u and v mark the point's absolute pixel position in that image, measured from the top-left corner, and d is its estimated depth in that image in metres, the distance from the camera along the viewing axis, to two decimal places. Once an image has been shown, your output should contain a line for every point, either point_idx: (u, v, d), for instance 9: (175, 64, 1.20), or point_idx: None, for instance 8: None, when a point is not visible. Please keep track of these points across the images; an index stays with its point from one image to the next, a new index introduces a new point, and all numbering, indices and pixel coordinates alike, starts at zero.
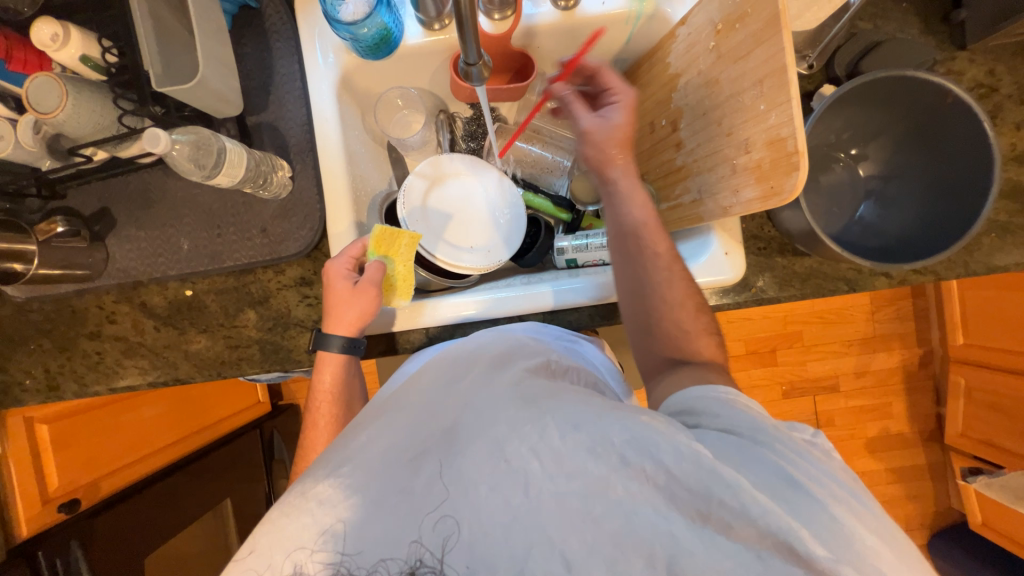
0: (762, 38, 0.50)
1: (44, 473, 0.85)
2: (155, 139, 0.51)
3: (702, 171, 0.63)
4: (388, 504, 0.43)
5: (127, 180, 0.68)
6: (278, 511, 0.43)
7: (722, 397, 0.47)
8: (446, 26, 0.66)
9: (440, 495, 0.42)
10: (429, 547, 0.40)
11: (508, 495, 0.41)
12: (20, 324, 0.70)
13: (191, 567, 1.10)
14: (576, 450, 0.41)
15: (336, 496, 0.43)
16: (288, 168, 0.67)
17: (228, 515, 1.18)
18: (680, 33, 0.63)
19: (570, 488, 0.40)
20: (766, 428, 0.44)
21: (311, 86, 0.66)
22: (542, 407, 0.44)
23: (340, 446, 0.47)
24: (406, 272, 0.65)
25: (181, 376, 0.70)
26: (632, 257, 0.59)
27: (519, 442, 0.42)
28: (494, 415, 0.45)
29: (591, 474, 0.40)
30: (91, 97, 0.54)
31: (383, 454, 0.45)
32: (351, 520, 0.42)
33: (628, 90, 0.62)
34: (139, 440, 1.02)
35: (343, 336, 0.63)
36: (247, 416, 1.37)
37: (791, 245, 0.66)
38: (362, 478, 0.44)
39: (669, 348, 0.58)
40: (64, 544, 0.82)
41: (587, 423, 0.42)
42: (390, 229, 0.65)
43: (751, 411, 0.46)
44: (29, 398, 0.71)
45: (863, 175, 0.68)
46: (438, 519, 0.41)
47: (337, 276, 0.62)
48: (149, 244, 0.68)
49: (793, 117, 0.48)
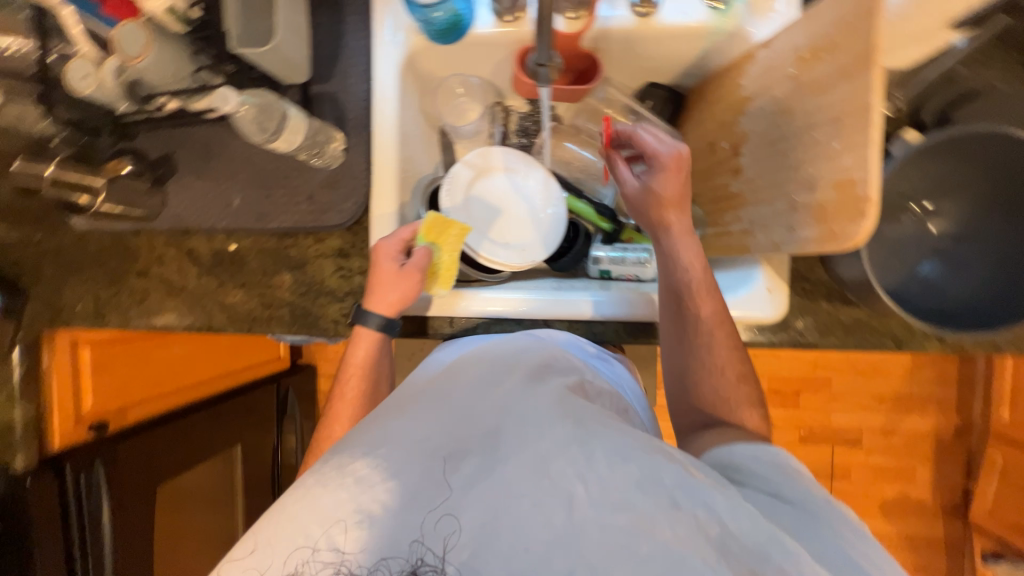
0: (850, 73, 0.47)
1: (82, 393, 0.90)
2: (225, 99, 0.54)
3: (758, 202, 0.61)
4: (422, 499, 0.44)
5: (192, 131, 0.71)
6: (315, 480, 0.45)
7: (767, 457, 0.50)
8: (518, 18, 0.65)
9: (477, 500, 0.43)
10: (429, 546, 0.42)
11: (550, 514, 0.41)
12: (80, 252, 0.75)
13: (198, 504, 1.15)
14: (625, 482, 0.42)
15: (373, 477, 0.45)
16: (342, 140, 0.68)
17: (235, 460, 1.24)
18: (758, 55, 0.60)
19: (615, 519, 0.41)
20: (810, 496, 0.46)
21: (377, 63, 0.66)
22: (591, 433, 0.45)
23: (379, 429, 0.49)
24: (451, 261, 0.67)
25: (214, 325, 0.73)
26: (676, 316, 0.61)
27: (565, 463, 0.43)
28: (538, 430, 0.45)
29: (637, 508, 0.41)
30: (171, 49, 0.56)
31: (419, 446, 0.46)
32: (383, 507, 0.44)
33: (667, 148, 0.60)
34: (167, 376, 1.08)
35: (382, 316, 0.64)
36: (264, 368, 1.43)
37: (840, 292, 0.62)
38: (402, 466, 0.45)
39: (708, 408, 0.60)
40: (89, 462, 0.87)
41: (635, 457, 0.43)
42: (443, 216, 0.67)
43: (796, 477, 0.48)
44: (78, 322, 0.76)
45: (933, 231, 0.64)
46: (438, 518, 0.43)
47: (387, 256, 0.64)
48: (203, 195, 0.71)
49: (870, 160, 0.45)
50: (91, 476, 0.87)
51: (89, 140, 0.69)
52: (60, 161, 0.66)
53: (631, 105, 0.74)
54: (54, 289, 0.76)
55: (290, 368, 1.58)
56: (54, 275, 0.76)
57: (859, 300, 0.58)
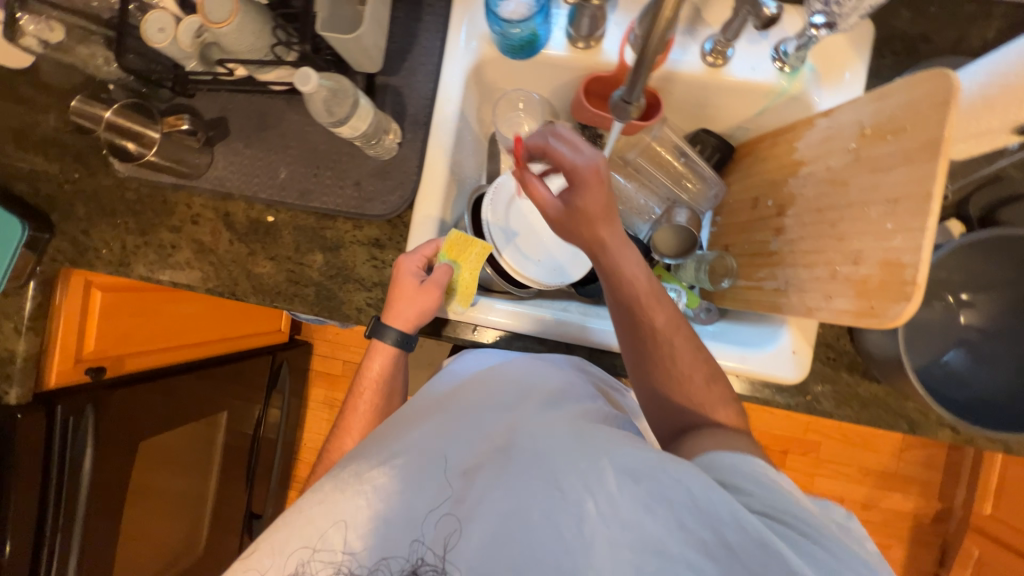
0: (914, 158, 0.48)
1: (85, 335, 0.89)
2: (306, 78, 0.53)
3: (796, 265, 0.61)
4: (429, 505, 0.47)
5: (251, 99, 0.71)
6: (332, 486, 0.49)
7: (762, 468, 0.47)
8: (590, 47, 0.66)
9: (490, 508, 0.45)
10: (429, 547, 0.45)
11: (562, 529, 0.43)
12: (115, 198, 0.75)
13: (173, 466, 1.11)
14: (634, 502, 0.43)
15: (385, 486, 0.48)
16: (398, 133, 0.68)
17: (217, 425, 1.21)
18: (819, 123, 0.61)
19: (626, 537, 0.42)
20: (816, 518, 0.44)
21: (446, 66, 0.67)
22: (604, 455, 0.45)
23: (395, 438, 0.52)
24: (472, 280, 0.66)
25: (237, 293, 0.72)
26: (631, 331, 0.58)
27: (574, 482, 0.44)
28: (551, 450, 0.47)
29: (649, 531, 0.42)
30: (256, 18, 0.57)
31: (430, 458, 0.49)
32: (399, 512, 0.47)
33: (592, 157, 0.53)
34: (169, 332, 1.07)
35: (398, 332, 0.66)
36: (260, 340, 1.42)
37: (862, 366, 0.63)
38: (412, 473, 0.48)
39: (683, 413, 0.58)
40: (80, 406, 0.84)
41: (647, 477, 0.44)
42: (466, 235, 0.66)
43: (799, 494, 0.46)
44: (101, 266, 0.76)
45: (963, 321, 0.64)
46: (439, 519, 0.46)
47: (408, 272, 0.64)
48: (250, 163, 0.71)
49: (921, 246, 0.46)
50: (80, 419, 0.83)
51: (149, 91, 0.71)
52: (119, 107, 0.65)
53: (682, 147, 0.75)
54: (82, 230, 0.76)
55: (286, 342, 1.57)
56: (86, 216, 0.76)
57: (884, 377, 0.58)
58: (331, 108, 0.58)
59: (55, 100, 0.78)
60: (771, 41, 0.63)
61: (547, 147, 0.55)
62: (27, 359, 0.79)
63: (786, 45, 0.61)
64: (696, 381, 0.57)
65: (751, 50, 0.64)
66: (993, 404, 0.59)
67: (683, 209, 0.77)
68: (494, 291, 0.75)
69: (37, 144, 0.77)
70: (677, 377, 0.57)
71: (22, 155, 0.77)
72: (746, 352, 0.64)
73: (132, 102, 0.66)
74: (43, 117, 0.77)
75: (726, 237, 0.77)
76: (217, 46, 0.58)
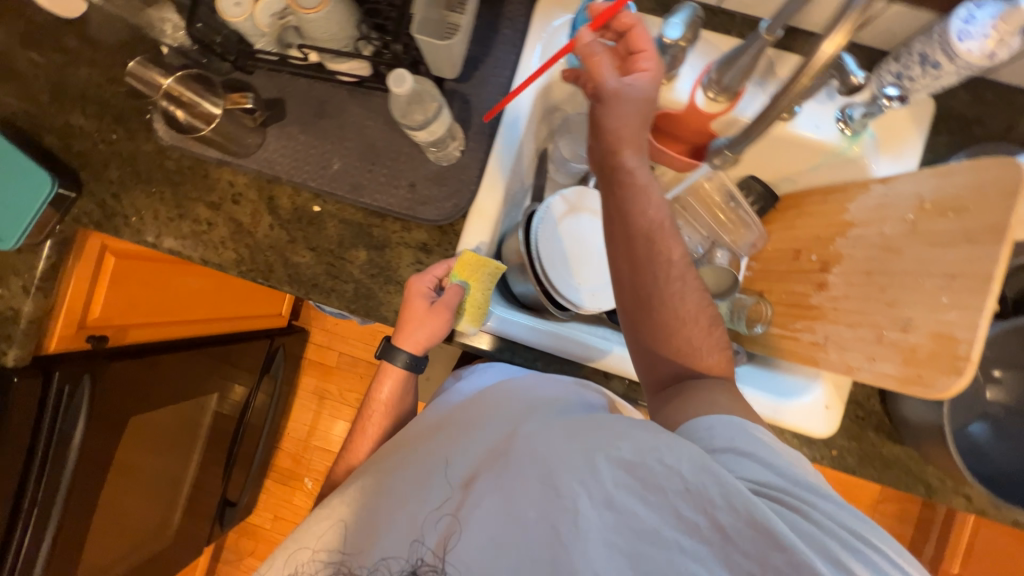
0: (976, 239, 0.50)
1: (91, 301, 0.84)
2: (400, 79, 0.51)
3: (838, 322, 0.63)
4: (424, 510, 0.54)
5: (313, 85, 0.70)
6: (337, 500, 0.61)
7: (740, 428, 0.49)
8: (661, 83, 0.67)
9: (486, 508, 0.50)
10: (426, 549, 0.52)
11: (556, 524, 0.47)
12: (154, 165, 0.72)
13: (158, 447, 1.02)
14: (625, 492, 0.46)
15: (382, 497, 0.58)
16: (462, 142, 0.68)
17: (207, 405, 1.13)
18: (874, 189, 0.64)
19: (618, 528, 0.45)
20: (800, 489, 0.45)
21: (518, 81, 0.68)
22: (599, 448, 0.49)
23: (408, 461, 0.60)
24: (483, 300, 0.65)
25: (271, 280, 0.70)
26: (646, 261, 0.55)
27: (571, 478, 0.48)
28: (546, 450, 0.51)
29: (638, 520, 0.45)
30: (345, 8, 0.56)
31: (425, 473, 0.58)
32: (407, 515, 0.54)
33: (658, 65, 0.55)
34: (175, 306, 1.03)
35: (409, 354, 0.69)
36: (262, 323, 1.38)
37: (889, 428, 0.65)
38: (404, 486, 0.57)
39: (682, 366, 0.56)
40: (76, 375, 0.78)
41: (639, 465, 0.46)
42: (476, 256, 0.64)
43: (780, 463, 0.46)
44: (127, 233, 0.72)
45: (989, 397, 0.67)
46: (439, 522, 0.53)
47: (418, 293, 0.64)
48: (303, 150, 0.70)
49: (977, 325, 0.48)
50: (76, 389, 0.77)
51: (207, 61, 0.69)
52: (180, 76, 0.63)
53: (733, 192, 0.78)
54: (112, 193, 0.72)
55: (284, 327, 1.53)
56: (119, 180, 0.72)
57: (925, 444, 0.59)
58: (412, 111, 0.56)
59: (102, 55, 0.74)
60: (837, 103, 0.66)
61: (632, 31, 0.55)
62: (32, 322, 0.75)
63: (853, 109, 0.64)
64: (694, 332, 0.56)
65: (816, 109, 0.66)
66: (1016, 483, 0.61)
67: (723, 250, 0.80)
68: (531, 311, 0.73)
69: (76, 98, 0.74)
70: (676, 325, 0.56)
71: (59, 108, 0.74)
72: (781, 401, 0.65)
73: (195, 73, 0.65)
74: (86, 71, 0.74)
75: (762, 283, 0.79)
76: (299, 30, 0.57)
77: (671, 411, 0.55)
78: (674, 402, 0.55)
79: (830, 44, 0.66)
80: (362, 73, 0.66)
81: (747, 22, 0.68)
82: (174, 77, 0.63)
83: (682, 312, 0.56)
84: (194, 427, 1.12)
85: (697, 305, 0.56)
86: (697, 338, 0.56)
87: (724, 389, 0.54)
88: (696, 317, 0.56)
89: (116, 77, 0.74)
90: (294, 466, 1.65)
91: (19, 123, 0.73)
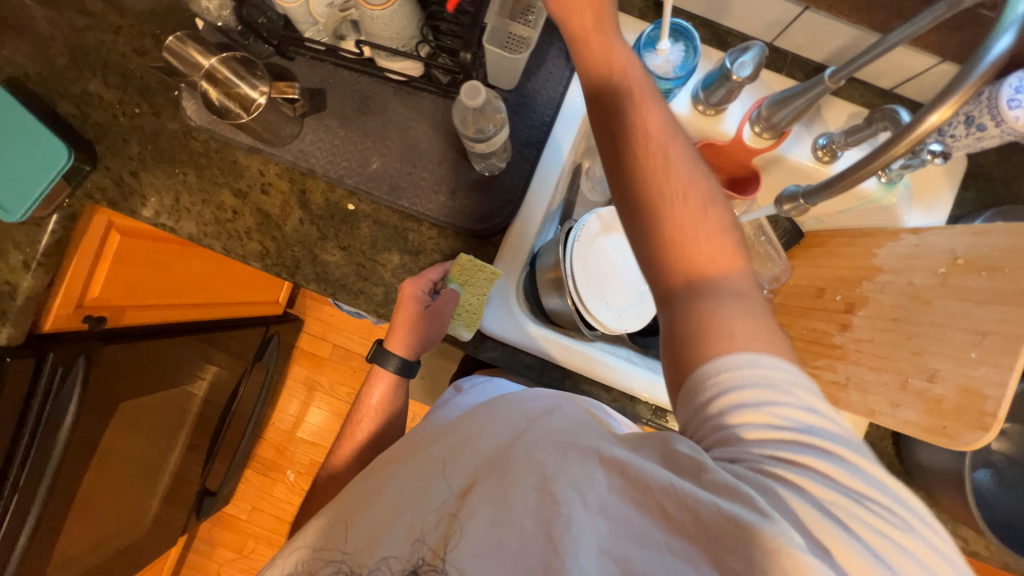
0: (1009, 300, 0.52)
1: (92, 279, 0.79)
2: (475, 92, 0.51)
3: (861, 364, 0.64)
4: (404, 512, 0.45)
5: (358, 79, 0.68)
6: (326, 510, 0.52)
7: (757, 379, 0.37)
8: (710, 114, 0.68)
9: (474, 515, 0.41)
10: (414, 553, 0.42)
11: (547, 530, 0.37)
12: (178, 145, 0.68)
13: (142, 437, 0.94)
14: (621, 493, 0.37)
15: (365, 497, 0.50)
16: (506, 158, 0.67)
17: (196, 394, 1.05)
18: (904, 238, 0.65)
19: (617, 535, 0.36)
20: (820, 458, 0.35)
21: (568, 98, 0.68)
22: (595, 445, 0.40)
23: (398, 467, 0.51)
24: (478, 305, 0.64)
25: (296, 276, 0.67)
26: (614, 119, 0.47)
27: (566, 482, 0.39)
28: (538, 447, 0.42)
29: (642, 531, 0.36)
30: (412, 7, 0.55)
31: (408, 470, 0.49)
32: (394, 524, 0.45)
33: None
34: (176, 288, 0.98)
35: (399, 359, 0.66)
36: (262, 309, 1.32)
37: (901, 470, 0.67)
38: (386, 483, 0.50)
39: (689, 263, 0.43)
40: (71, 357, 0.72)
41: (637, 462, 0.37)
42: (474, 261, 0.64)
43: (797, 424, 0.36)
44: (146, 215, 0.69)
45: (994, 447, 0.70)
46: (424, 529, 0.43)
47: (410, 297, 0.62)
48: (342, 144, 0.67)
49: (1007, 383, 0.51)
50: (69, 369, 0.72)
51: (247, 42, 0.66)
52: (225, 60, 0.63)
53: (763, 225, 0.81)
54: (130, 170, 0.69)
55: (278, 314, 1.44)
56: (139, 157, 0.69)
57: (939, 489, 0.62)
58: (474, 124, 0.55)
59: (129, 22, 0.70)
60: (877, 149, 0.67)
61: None
62: (31, 299, 0.70)
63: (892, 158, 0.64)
64: (707, 239, 0.43)
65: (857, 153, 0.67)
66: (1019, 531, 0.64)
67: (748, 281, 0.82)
68: (556, 328, 0.72)
69: (94, 63, 0.69)
70: (681, 230, 0.43)
71: (76, 73, 0.69)
72: None
73: (240, 56, 0.64)
74: (110, 37, 0.70)
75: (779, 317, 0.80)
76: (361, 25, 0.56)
77: (680, 344, 0.41)
78: (678, 327, 0.42)
79: (875, 92, 0.68)
80: (413, 74, 0.65)
81: (798, 61, 0.69)
82: (218, 59, 0.63)
83: (686, 212, 0.43)
84: (178, 413, 1.02)
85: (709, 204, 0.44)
86: (715, 248, 0.43)
87: (751, 318, 0.41)
88: (709, 222, 0.43)
89: (143, 47, 0.70)
90: (277, 457, 1.54)
91: (31, 86, 0.68)
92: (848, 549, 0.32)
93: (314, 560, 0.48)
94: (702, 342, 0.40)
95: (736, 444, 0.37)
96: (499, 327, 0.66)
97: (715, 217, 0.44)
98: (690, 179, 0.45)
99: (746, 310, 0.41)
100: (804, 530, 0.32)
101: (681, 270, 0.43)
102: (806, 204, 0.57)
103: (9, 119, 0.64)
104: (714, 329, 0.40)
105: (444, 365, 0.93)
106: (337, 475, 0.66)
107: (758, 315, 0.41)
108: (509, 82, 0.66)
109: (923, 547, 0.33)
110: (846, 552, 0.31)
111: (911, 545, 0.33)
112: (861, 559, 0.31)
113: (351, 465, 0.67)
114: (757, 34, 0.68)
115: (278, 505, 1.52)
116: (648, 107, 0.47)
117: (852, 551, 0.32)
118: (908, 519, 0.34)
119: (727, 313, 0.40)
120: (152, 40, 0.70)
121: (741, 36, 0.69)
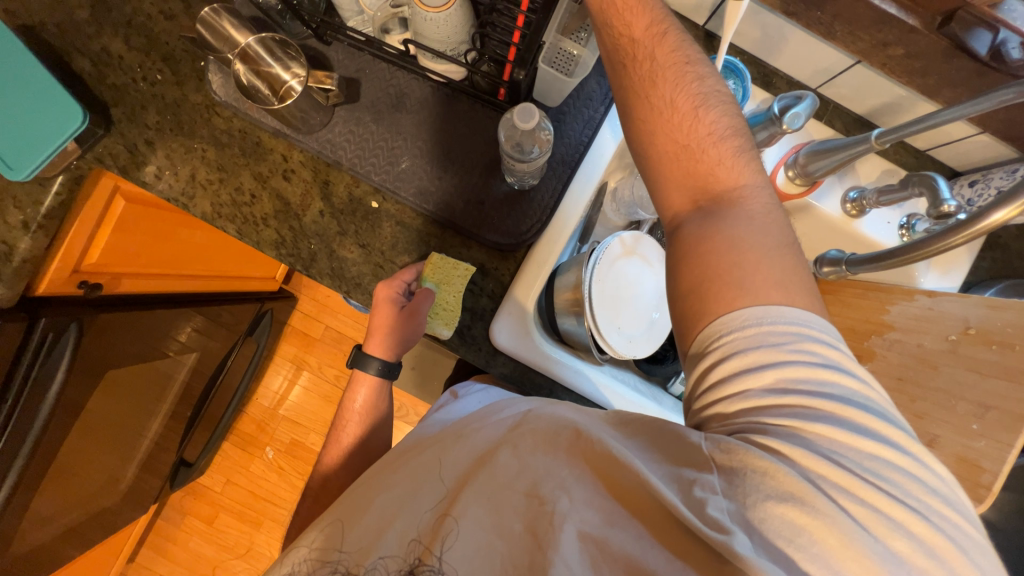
0: (1016, 377, 0.53)
1: (92, 244, 0.76)
2: (527, 115, 0.55)
3: None
4: (401, 506, 0.45)
5: (394, 75, 0.67)
6: (327, 518, 0.49)
7: (760, 341, 0.38)
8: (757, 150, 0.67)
9: (469, 514, 0.41)
10: (418, 550, 0.42)
11: (541, 528, 0.38)
12: (200, 120, 0.67)
13: (126, 409, 0.86)
14: (609, 491, 0.39)
15: (367, 490, 0.49)
16: (536, 179, 0.65)
17: (184, 361, 0.96)
18: (919, 299, 0.64)
19: (607, 528, 0.38)
20: (816, 422, 0.36)
21: (606, 122, 0.69)
22: (578, 443, 0.41)
23: (396, 469, 0.49)
24: (455, 303, 0.63)
25: (311, 268, 0.65)
26: (655, 52, 0.49)
27: (553, 479, 0.40)
28: (524, 445, 0.42)
29: (621, 518, 0.38)
30: (464, 15, 0.57)
31: (408, 461, 0.49)
32: (395, 523, 0.44)
33: None
34: (180, 258, 0.93)
35: (382, 361, 0.66)
36: (266, 284, 1.28)
37: None
38: (388, 472, 0.49)
39: (715, 176, 0.45)
40: (64, 323, 0.68)
41: (619, 461, 0.39)
42: (447, 259, 0.64)
43: (799, 386, 0.37)
44: (158, 188, 0.66)
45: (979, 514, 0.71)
46: (424, 527, 0.42)
47: (385, 300, 0.61)
48: (372, 139, 0.66)
49: (1005, 459, 0.52)
50: (59, 340, 0.67)
51: (285, 23, 0.66)
52: (257, 37, 0.61)
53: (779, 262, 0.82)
54: (144, 141, 0.67)
55: (274, 291, 1.36)
56: (156, 126, 0.67)
57: None
58: (519, 145, 0.59)
59: None
60: (903, 210, 0.69)
61: None
62: (26, 261, 0.67)
63: (918, 220, 0.67)
64: (717, 156, 0.46)
65: (884, 210, 0.69)
66: None
67: None
68: (565, 349, 0.72)
69: (120, 23, 0.68)
70: (689, 148, 0.46)
71: (96, 31, 0.68)
72: None
73: (278, 39, 0.62)
74: None
75: None
76: (413, 24, 0.58)
77: (693, 293, 0.43)
78: (697, 265, 0.43)
79: (909, 151, 0.70)
80: (454, 77, 0.65)
81: (839, 111, 0.71)
82: (257, 38, 0.61)
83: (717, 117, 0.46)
84: (164, 380, 0.93)
85: (713, 125, 0.46)
86: (721, 170, 0.45)
87: (768, 258, 0.41)
88: (713, 142, 0.46)
89: (171, 12, 0.69)
90: (257, 433, 1.49)
91: (47, 38, 0.67)
92: (824, 515, 0.33)
93: (314, 561, 0.46)
94: (718, 293, 0.41)
95: (735, 409, 0.39)
96: (512, 343, 0.64)
97: (718, 136, 0.46)
98: (699, 92, 0.47)
99: (760, 240, 0.42)
100: (780, 495, 0.34)
101: (692, 189, 0.46)
102: (848, 272, 0.61)
103: (27, 75, 0.62)
104: (724, 272, 0.41)
105: (439, 361, 0.84)
106: (328, 481, 0.64)
107: (772, 249, 0.42)
108: (553, 99, 0.66)
109: (910, 512, 0.34)
110: (821, 518, 0.33)
111: (897, 510, 0.34)
112: (838, 523, 0.33)
113: (344, 467, 0.65)
114: (804, 78, 0.70)
115: (253, 481, 1.48)
116: (654, 37, 0.49)
117: (828, 516, 0.33)
118: (901, 483, 0.35)
119: (740, 254, 0.41)
120: (181, 4, 0.69)
121: (788, 78, 0.72)
